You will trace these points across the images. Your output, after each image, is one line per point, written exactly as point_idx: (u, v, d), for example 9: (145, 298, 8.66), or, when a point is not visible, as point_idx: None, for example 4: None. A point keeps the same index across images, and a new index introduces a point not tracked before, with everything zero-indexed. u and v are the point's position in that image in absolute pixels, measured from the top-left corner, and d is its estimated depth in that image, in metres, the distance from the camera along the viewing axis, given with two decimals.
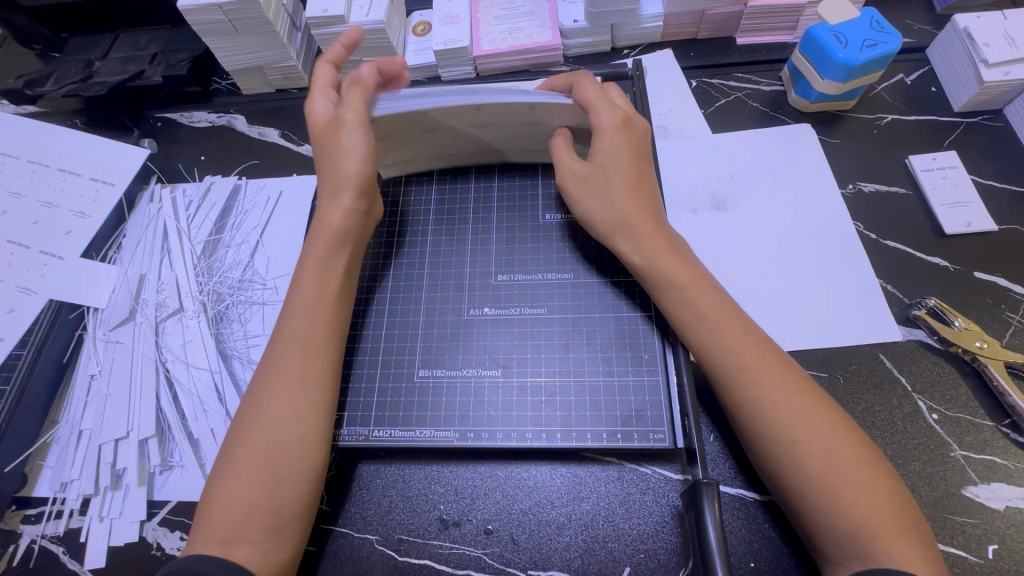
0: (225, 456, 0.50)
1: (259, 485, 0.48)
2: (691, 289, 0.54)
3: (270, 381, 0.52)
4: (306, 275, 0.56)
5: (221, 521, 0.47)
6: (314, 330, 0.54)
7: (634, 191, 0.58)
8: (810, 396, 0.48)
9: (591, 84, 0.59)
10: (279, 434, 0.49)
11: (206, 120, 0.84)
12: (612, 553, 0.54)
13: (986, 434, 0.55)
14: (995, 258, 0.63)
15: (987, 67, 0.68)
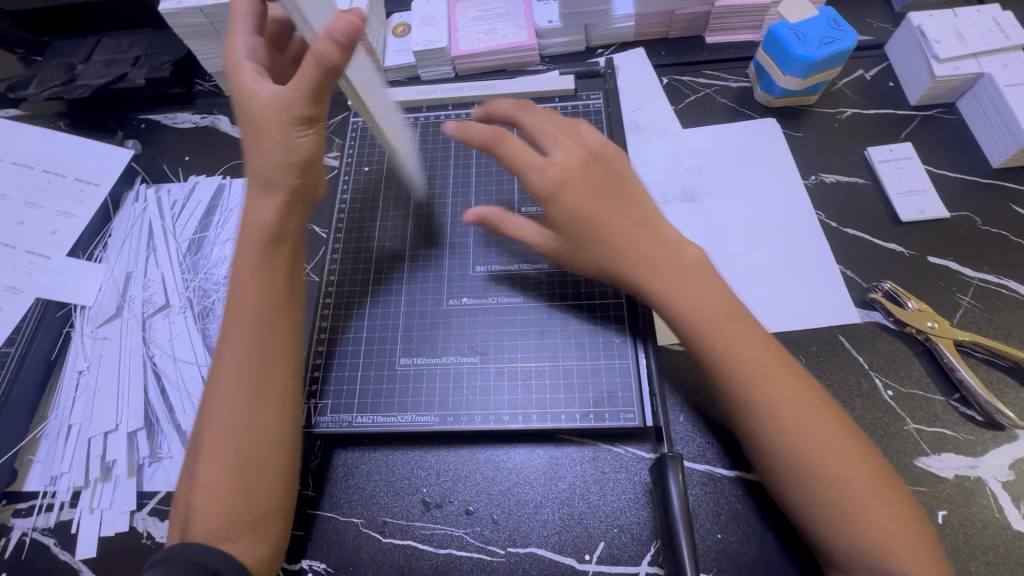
0: (192, 458, 0.51)
1: (232, 483, 0.49)
2: (700, 309, 0.52)
3: (221, 384, 0.52)
4: (244, 280, 0.55)
5: (200, 518, 0.48)
6: (263, 333, 0.54)
7: (630, 229, 0.55)
8: (809, 403, 0.49)
9: (518, 146, 0.57)
10: (243, 436, 0.51)
11: (190, 121, 0.86)
12: (587, 529, 0.56)
13: (938, 407, 0.59)
14: (947, 243, 0.67)
15: (938, 62, 0.72)
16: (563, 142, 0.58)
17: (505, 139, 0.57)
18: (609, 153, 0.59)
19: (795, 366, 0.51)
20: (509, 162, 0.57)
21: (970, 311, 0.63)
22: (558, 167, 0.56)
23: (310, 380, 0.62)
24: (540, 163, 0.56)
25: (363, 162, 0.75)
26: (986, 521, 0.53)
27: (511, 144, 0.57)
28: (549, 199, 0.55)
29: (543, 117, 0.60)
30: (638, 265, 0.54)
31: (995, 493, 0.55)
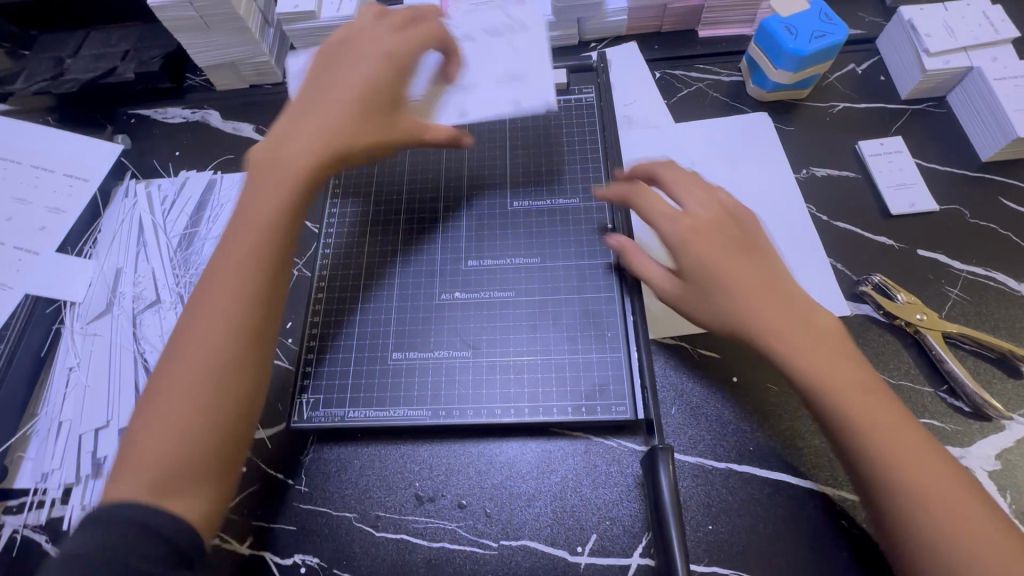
0: (150, 386, 0.48)
1: (170, 449, 0.45)
2: (826, 359, 0.49)
3: (199, 318, 0.49)
4: (250, 209, 0.53)
5: (126, 480, 0.44)
6: (257, 271, 0.50)
7: (757, 283, 0.53)
8: (934, 462, 0.46)
9: (655, 201, 0.57)
10: (193, 399, 0.46)
11: (180, 116, 0.85)
12: (580, 522, 0.57)
13: (926, 399, 0.59)
14: (936, 236, 0.67)
15: (929, 56, 0.72)
16: (693, 191, 0.57)
17: (642, 192, 0.58)
18: (741, 212, 0.57)
19: (907, 416, 0.48)
20: (644, 210, 0.57)
21: (959, 303, 0.64)
22: (691, 218, 0.55)
23: (302, 375, 0.62)
24: (677, 214, 0.56)
25: None
26: None
27: (643, 195, 0.58)
28: (677, 245, 0.55)
29: (681, 171, 0.59)
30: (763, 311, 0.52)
31: (981, 483, 0.55)
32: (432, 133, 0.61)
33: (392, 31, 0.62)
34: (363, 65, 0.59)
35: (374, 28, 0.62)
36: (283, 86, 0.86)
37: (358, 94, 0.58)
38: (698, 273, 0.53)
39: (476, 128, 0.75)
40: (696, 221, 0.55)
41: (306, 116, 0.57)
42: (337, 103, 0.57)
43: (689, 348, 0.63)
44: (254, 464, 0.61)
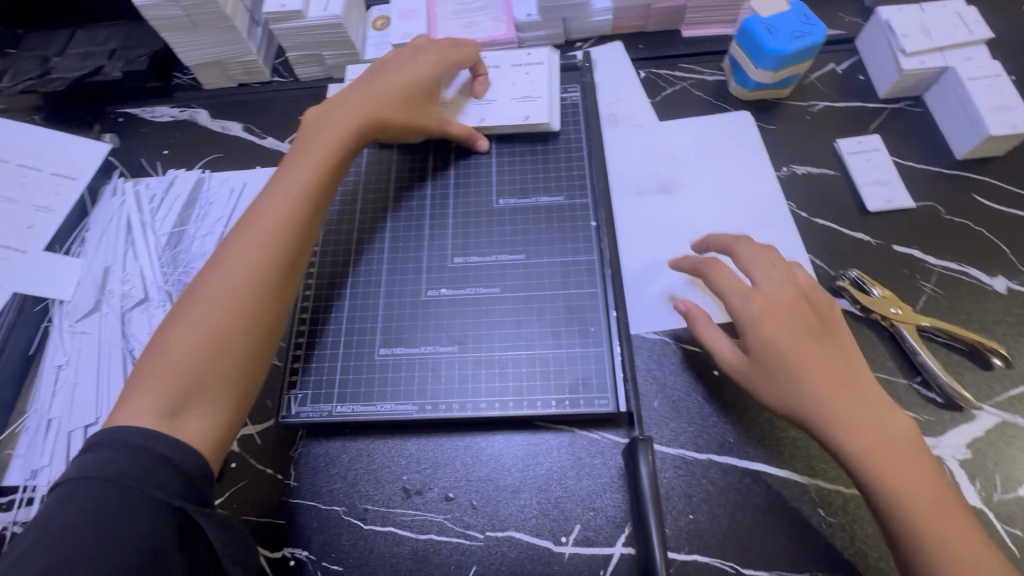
0: (183, 305, 0.53)
1: (191, 358, 0.50)
2: (877, 429, 0.53)
3: (232, 252, 0.55)
4: (290, 167, 0.61)
5: (143, 393, 0.48)
6: (289, 215, 0.57)
7: (825, 370, 0.55)
8: (960, 528, 0.50)
9: (731, 278, 0.60)
10: (213, 326, 0.51)
11: (168, 115, 0.85)
12: (565, 512, 0.58)
13: (900, 390, 0.61)
14: (912, 232, 0.69)
15: (905, 56, 0.74)
16: (772, 272, 0.60)
17: (717, 267, 0.62)
18: (818, 297, 0.59)
19: (941, 486, 0.52)
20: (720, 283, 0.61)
21: (933, 297, 0.65)
22: (763, 296, 0.59)
23: (291, 371, 0.62)
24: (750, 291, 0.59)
25: None
26: None
27: (719, 270, 0.61)
28: (744, 321, 0.58)
29: (757, 247, 0.62)
30: (822, 384, 0.55)
31: (952, 471, 0.57)
32: (452, 129, 0.71)
33: (432, 47, 0.72)
34: (404, 69, 0.69)
35: (417, 43, 0.73)
36: (271, 85, 0.86)
37: (393, 91, 0.67)
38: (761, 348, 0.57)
39: None
40: (766, 297, 0.58)
41: (346, 104, 0.66)
42: (373, 93, 0.67)
43: (671, 343, 0.65)
44: (243, 459, 0.62)
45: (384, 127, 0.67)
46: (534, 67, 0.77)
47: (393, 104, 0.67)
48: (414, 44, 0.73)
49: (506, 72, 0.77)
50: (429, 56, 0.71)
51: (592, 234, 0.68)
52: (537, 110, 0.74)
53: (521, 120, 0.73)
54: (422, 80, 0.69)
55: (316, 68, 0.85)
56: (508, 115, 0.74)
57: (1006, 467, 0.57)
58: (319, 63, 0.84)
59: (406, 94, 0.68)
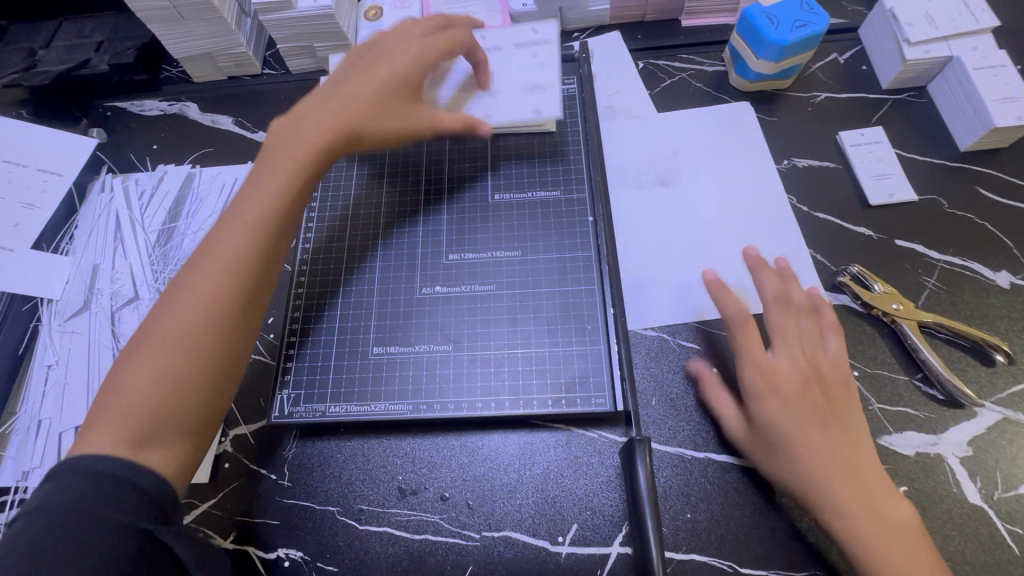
0: (136, 341, 0.50)
1: (147, 400, 0.47)
2: (876, 513, 0.52)
3: (188, 284, 0.51)
4: (254, 187, 0.56)
5: (97, 427, 0.46)
6: (253, 243, 0.53)
7: (828, 455, 0.54)
8: None
9: (754, 344, 0.59)
10: (169, 357, 0.48)
11: (157, 108, 0.84)
12: (561, 512, 0.57)
13: (901, 387, 0.60)
14: (914, 226, 0.68)
15: (909, 46, 0.72)
16: (794, 343, 0.59)
17: (746, 327, 0.60)
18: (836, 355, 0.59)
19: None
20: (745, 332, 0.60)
21: (935, 293, 0.64)
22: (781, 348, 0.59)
23: (283, 371, 0.62)
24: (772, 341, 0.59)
25: None
26: (941, 495, 0.55)
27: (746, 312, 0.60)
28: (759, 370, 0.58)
29: (787, 315, 0.60)
30: (823, 467, 0.54)
31: (952, 469, 0.56)
32: (444, 126, 0.65)
33: (420, 37, 0.67)
34: (382, 68, 0.65)
35: (401, 37, 0.67)
36: (262, 78, 0.85)
37: (369, 96, 0.62)
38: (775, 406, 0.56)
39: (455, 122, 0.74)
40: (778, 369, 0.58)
41: (317, 112, 0.61)
42: (348, 97, 0.62)
43: (669, 339, 0.64)
44: (236, 458, 0.61)
45: (366, 133, 0.62)
46: (541, 47, 0.74)
47: (374, 110, 0.62)
48: (394, 40, 0.67)
49: (510, 59, 0.73)
50: (412, 55, 0.65)
51: (589, 230, 0.67)
52: (545, 99, 0.71)
53: (531, 112, 0.70)
54: (402, 83, 0.64)
55: (307, 60, 0.83)
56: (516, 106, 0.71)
57: (1008, 465, 0.56)
58: (310, 55, 0.82)
59: (384, 99, 0.63)
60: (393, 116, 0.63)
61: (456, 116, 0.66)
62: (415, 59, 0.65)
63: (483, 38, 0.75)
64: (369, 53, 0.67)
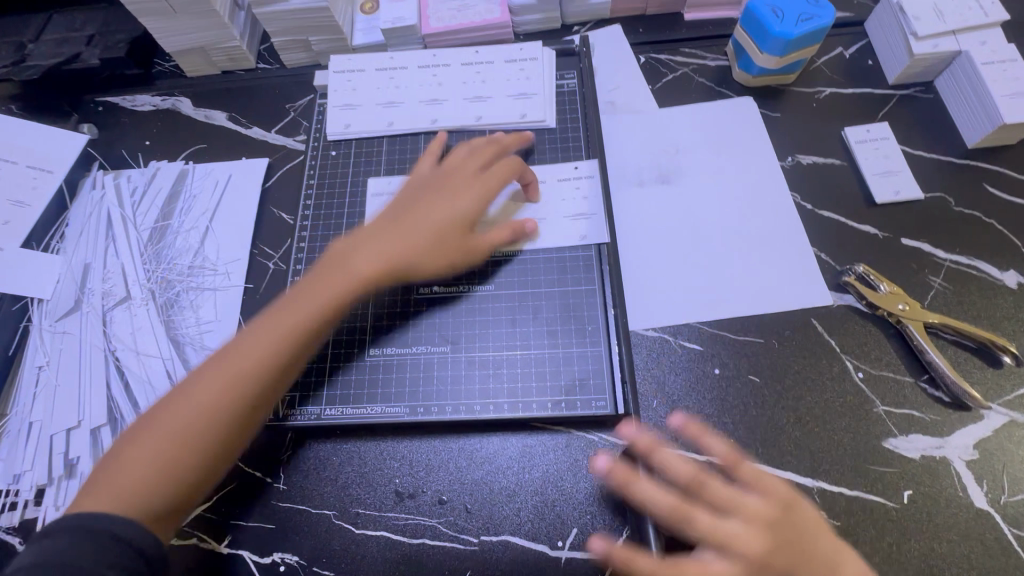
0: (145, 417, 0.50)
1: (135, 484, 0.47)
2: None
3: (208, 378, 0.51)
4: (301, 302, 0.55)
5: (95, 489, 0.47)
6: (280, 363, 0.52)
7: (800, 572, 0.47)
8: None
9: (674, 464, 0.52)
10: (176, 442, 0.48)
11: (149, 103, 0.82)
12: (561, 516, 0.56)
13: (907, 389, 0.59)
14: (920, 225, 0.67)
15: (917, 39, 0.70)
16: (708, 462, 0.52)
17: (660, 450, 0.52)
18: (771, 515, 0.49)
19: None
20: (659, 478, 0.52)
21: (942, 293, 0.63)
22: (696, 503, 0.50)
23: None
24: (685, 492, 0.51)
25: (330, 146, 0.75)
26: (948, 500, 0.55)
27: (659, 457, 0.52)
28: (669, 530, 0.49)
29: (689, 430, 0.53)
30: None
31: (958, 472, 0.56)
32: (492, 242, 0.62)
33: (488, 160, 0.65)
34: (448, 195, 0.62)
35: (474, 150, 0.65)
36: (257, 72, 0.83)
37: (427, 230, 0.59)
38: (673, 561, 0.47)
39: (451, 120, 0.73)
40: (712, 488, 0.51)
41: (376, 234, 0.59)
42: (408, 219, 0.60)
43: (671, 340, 0.63)
44: None
45: (419, 271, 0.59)
46: (528, 62, 0.75)
47: (430, 235, 0.60)
48: (461, 165, 0.64)
49: (505, 73, 0.74)
50: (469, 206, 0.62)
51: (590, 229, 0.66)
52: (535, 108, 0.72)
53: (519, 118, 0.72)
54: (459, 226, 0.61)
55: (303, 55, 0.81)
56: (507, 113, 0.72)
57: (1014, 468, 0.55)
58: (305, 49, 0.80)
59: (439, 239, 0.60)
60: (448, 239, 0.60)
61: (507, 232, 0.62)
62: (475, 206, 0.62)
63: (476, 52, 0.76)
64: (436, 176, 0.64)
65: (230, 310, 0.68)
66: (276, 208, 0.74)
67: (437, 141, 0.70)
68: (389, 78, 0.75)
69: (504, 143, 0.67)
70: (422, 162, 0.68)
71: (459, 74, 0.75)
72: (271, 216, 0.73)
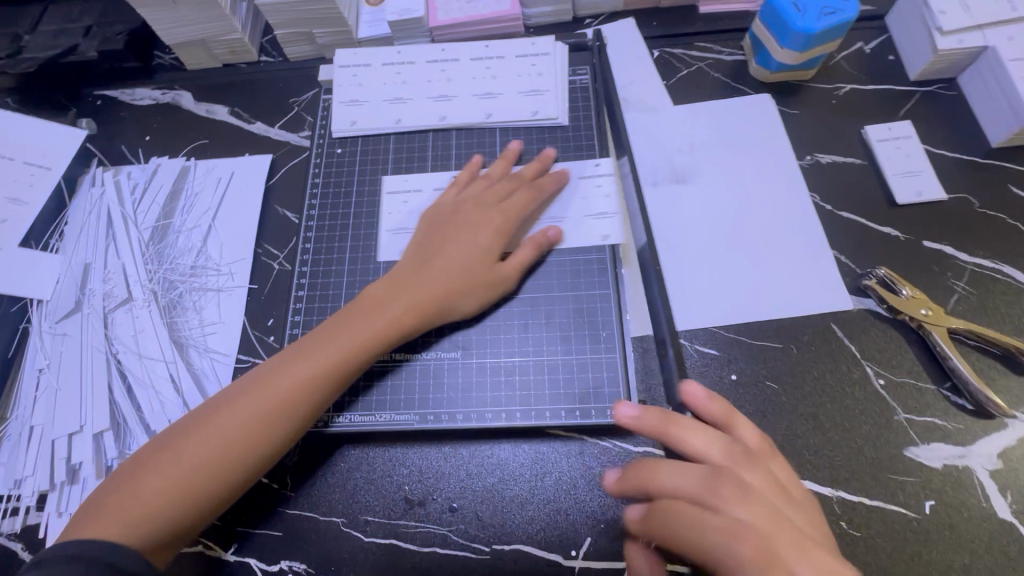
0: (168, 437, 0.51)
1: (148, 506, 0.47)
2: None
3: (232, 407, 0.51)
4: (331, 338, 0.54)
5: (103, 515, 0.47)
6: (303, 401, 0.52)
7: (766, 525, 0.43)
8: None
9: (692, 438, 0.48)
10: (186, 480, 0.48)
11: (149, 97, 0.80)
12: (574, 525, 0.55)
13: (929, 396, 0.58)
14: (943, 227, 0.65)
15: (942, 34, 0.68)
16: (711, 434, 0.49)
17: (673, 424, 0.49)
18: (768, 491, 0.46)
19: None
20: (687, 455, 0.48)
21: (964, 297, 0.62)
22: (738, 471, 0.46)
23: None
24: (723, 460, 0.47)
25: (335, 143, 0.73)
26: (971, 512, 0.53)
27: (685, 429, 0.48)
28: (703, 499, 0.45)
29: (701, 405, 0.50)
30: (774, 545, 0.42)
31: (982, 483, 0.54)
32: (519, 261, 0.60)
33: (507, 187, 0.64)
34: (471, 228, 0.61)
35: (496, 183, 0.64)
36: (259, 66, 0.81)
37: (458, 269, 0.58)
38: (722, 536, 0.42)
39: (459, 118, 0.71)
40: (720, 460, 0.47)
41: (406, 280, 0.58)
42: (440, 258, 0.59)
43: (687, 345, 0.62)
44: None
45: (449, 312, 0.58)
46: (540, 57, 0.72)
47: (460, 271, 0.59)
48: (485, 196, 0.63)
49: (516, 68, 0.72)
50: (490, 235, 0.60)
51: (603, 231, 0.64)
52: (547, 104, 0.70)
53: (530, 115, 0.70)
54: (484, 259, 0.60)
55: (306, 47, 0.79)
56: (517, 111, 0.70)
57: None
58: (310, 42, 0.78)
59: (466, 281, 0.59)
60: (477, 271, 0.59)
61: (530, 249, 0.61)
62: (498, 240, 0.61)
63: (486, 46, 0.73)
64: (459, 208, 0.63)
65: (233, 312, 0.66)
66: (280, 207, 0.72)
67: (469, 168, 0.67)
68: (395, 73, 0.73)
69: (526, 177, 0.65)
70: (449, 190, 0.65)
71: (468, 69, 0.72)
72: (274, 215, 0.71)
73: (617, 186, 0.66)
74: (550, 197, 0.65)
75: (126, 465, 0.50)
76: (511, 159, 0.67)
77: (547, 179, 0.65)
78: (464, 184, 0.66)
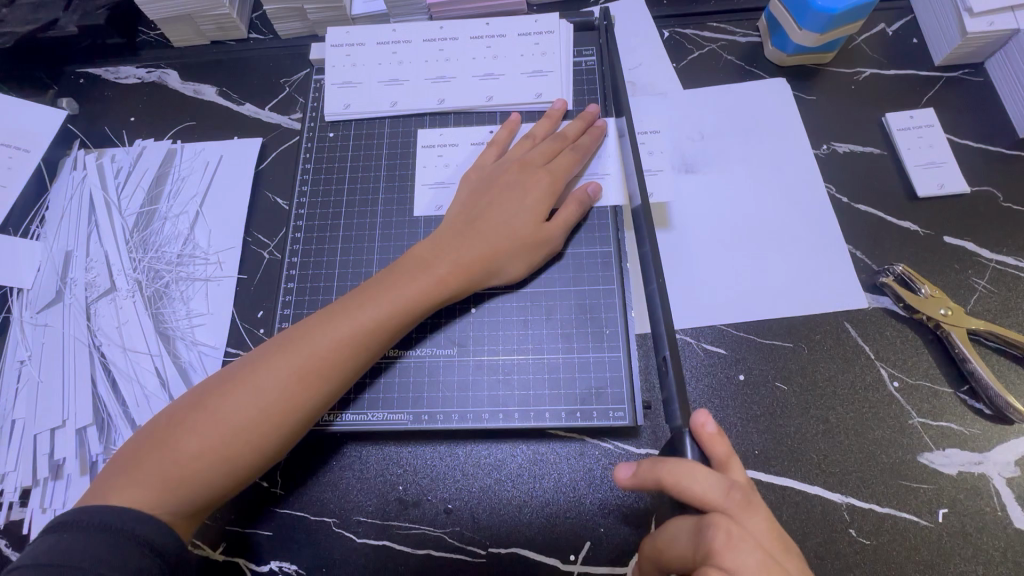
0: (200, 396, 0.47)
1: (182, 469, 0.44)
2: None
3: (269, 366, 0.48)
4: (371, 298, 0.52)
5: (136, 476, 0.43)
6: (344, 360, 0.49)
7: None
8: None
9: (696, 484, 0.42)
10: (224, 441, 0.45)
11: (134, 76, 0.76)
12: (573, 529, 0.53)
13: (945, 400, 0.55)
14: (965, 221, 0.62)
15: (971, 16, 0.64)
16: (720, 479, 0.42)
17: (674, 470, 0.43)
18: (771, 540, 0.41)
19: None
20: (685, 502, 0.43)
21: (985, 296, 0.59)
22: (735, 519, 0.41)
23: None
24: (721, 505, 0.42)
25: (327, 127, 0.69)
26: (986, 520, 0.51)
27: (684, 474, 0.42)
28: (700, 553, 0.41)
29: (707, 445, 0.45)
30: None
31: (998, 491, 0.52)
32: (566, 218, 0.58)
33: (554, 144, 0.61)
34: (515, 186, 0.58)
35: (539, 142, 0.62)
36: (249, 43, 0.77)
37: (504, 228, 0.56)
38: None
39: (458, 101, 0.67)
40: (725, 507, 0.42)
41: (452, 240, 0.55)
42: (485, 221, 0.56)
43: (694, 343, 0.59)
44: None
45: (496, 275, 0.56)
46: (544, 36, 0.68)
47: (507, 229, 0.56)
48: (530, 156, 0.60)
49: (519, 48, 0.68)
50: (539, 194, 0.58)
51: (609, 222, 0.61)
52: (551, 87, 0.66)
53: (533, 98, 0.66)
54: (533, 218, 0.57)
55: (298, 24, 0.75)
56: (519, 93, 0.67)
57: None
58: (301, 18, 0.74)
59: (512, 240, 0.56)
60: (525, 233, 0.57)
61: (574, 207, 0.58)
62: (547, 198, 0.58)
63: (487, 24, 0.69)
64: (502, 170, 0.60)
65: (222, 303, 0.63)
66: (270, 193, 0.69)
67: (507, 127, 0.64)
68: (391, 53, 0.69)
69: (570, 138, 0.62)
70: (487, 151, 0.62)
71: (467, 48, 0.68)
72: (265, 201, 0.68)
73: (617, 145, 0.63)
74: (591, 156, 0.62)
75: (156, 420, 0.47)
76: (555, 117, 0.64)
77: (587, 138, 0.62)
78: (502, 147, 0.63)
